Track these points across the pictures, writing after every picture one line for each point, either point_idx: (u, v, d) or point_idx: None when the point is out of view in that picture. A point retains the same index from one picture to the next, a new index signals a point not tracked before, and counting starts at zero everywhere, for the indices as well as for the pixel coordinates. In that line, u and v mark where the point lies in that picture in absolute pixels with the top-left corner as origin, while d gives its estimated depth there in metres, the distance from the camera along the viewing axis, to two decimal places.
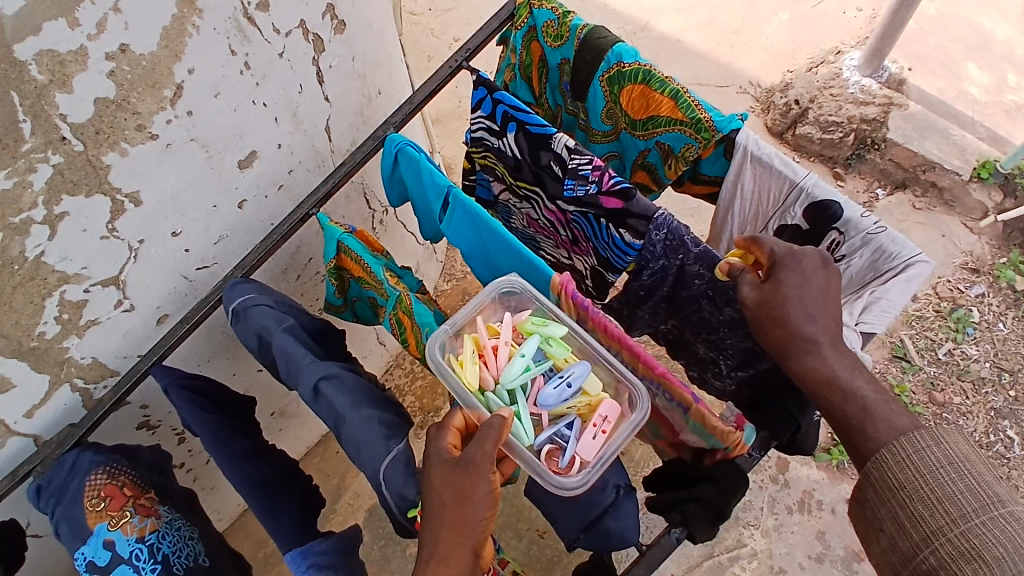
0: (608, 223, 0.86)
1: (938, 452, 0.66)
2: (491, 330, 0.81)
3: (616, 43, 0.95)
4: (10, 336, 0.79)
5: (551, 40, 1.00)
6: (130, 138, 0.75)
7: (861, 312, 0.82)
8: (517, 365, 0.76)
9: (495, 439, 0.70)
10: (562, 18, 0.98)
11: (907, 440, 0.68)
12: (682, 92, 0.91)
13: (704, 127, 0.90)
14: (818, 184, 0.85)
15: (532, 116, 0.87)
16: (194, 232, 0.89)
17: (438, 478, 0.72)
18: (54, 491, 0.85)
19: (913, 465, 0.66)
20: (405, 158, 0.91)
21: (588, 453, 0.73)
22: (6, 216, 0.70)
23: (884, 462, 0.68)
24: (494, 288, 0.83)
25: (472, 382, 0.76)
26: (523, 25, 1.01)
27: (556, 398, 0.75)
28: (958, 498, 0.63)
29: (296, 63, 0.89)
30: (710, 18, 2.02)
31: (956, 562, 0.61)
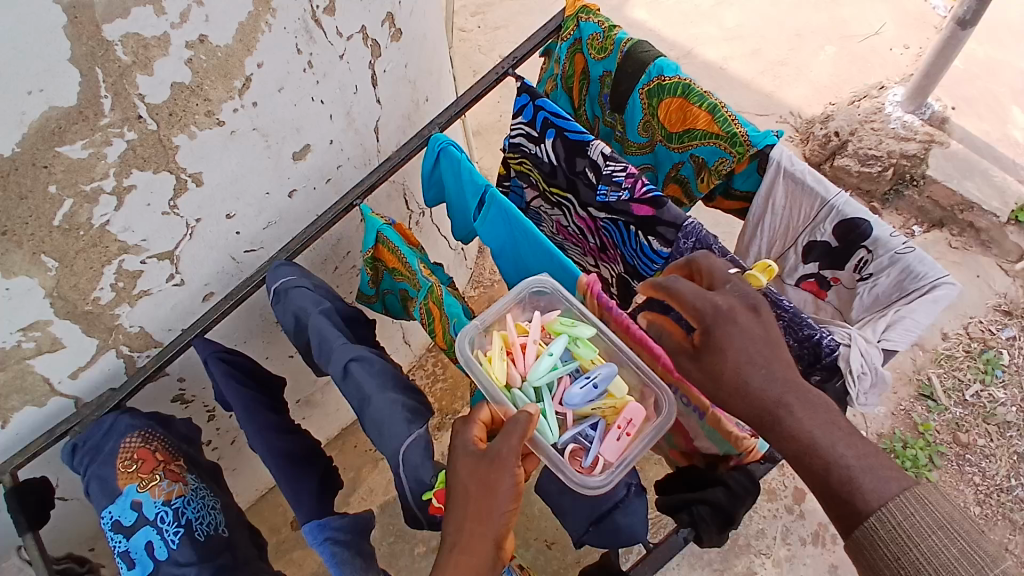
0: (638, 231, 0.89)
1: (927, 516, 0.64)
2: (521, 328, 0.84)
3: (658, 57, 0.98)
4: (68, 299, 0.84)
5: (595, 52, 1.03)
6: (200, 122, 0.80)
7: (884, 329, 0.82)
8: (545, 363, 0.79)
9: (520, 435, 0.72)
10: (608, 31, 1.02)
11: (897, 505, 0.65)
12: (720, 106, 0.93)
13: (739, 142, 0.93)
14: (849, 202, 0.86)
15: (571, 122, 0.90)
16: (246, 216, 0.94)
17: (463, 470, 0.74)
18: (90, 450, 0.90)
19: (905, 534, 0.64)
20: (447, 158, 0.95)
21: (611, 454, 0.78)
22: (79, 183, 0.75)
23: (875, 532, 0.65)
24: (526, 287, 0.85)
25: (500, 378, 0.79)
26: (569, 37, 1.05)
27: (581, 398, 0.79)
28: (954, 565, 0.61)
29: (354, 66, 0.94)
30: (755, 48, 2.05)
31: None
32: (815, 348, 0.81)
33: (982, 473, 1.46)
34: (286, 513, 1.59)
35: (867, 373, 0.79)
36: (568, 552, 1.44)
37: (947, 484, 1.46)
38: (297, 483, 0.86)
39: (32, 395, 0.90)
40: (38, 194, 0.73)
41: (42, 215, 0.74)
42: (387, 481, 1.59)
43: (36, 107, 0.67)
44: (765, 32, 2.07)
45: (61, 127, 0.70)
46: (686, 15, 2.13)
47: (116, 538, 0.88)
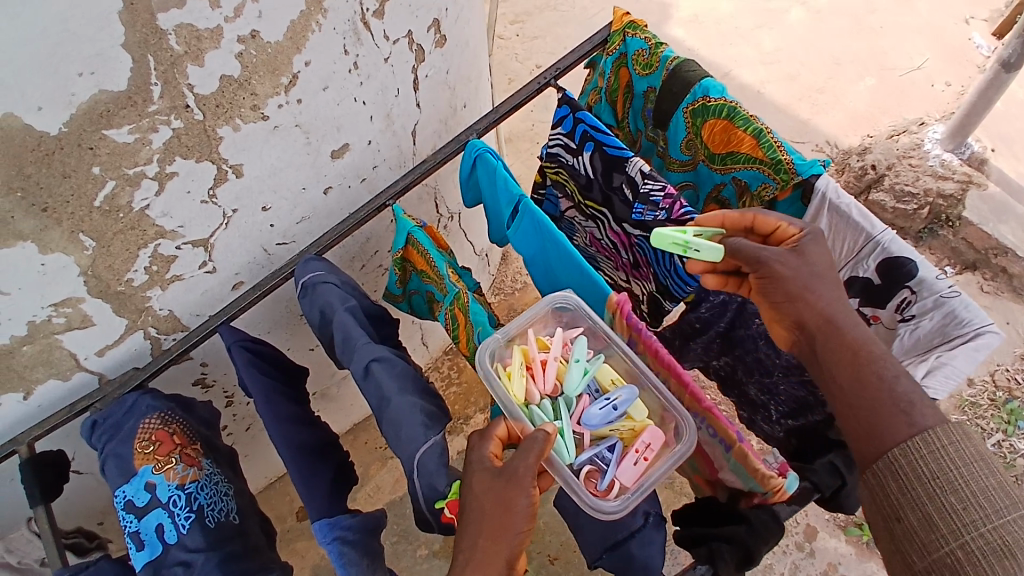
0: (672, 251, 0.89)
1: (970, 446, 0.69)
2: (542, 344, 0.85)
3: (704, 78, 0.97)
4: (102, 278, 0.85)
5: (641, 68, 1.03)
6: (245, 115, 0.81)
7: (924, 374, 0.81)
8: (575, 371, 0.81)
9: (538, 452, 0.72)
10: (654, 48, 1.00)
11: (943, 431, 0.70)
12: (765, 132, 0.92)
13: (784, 169, 0.92)
14: (895, 240, 0.85)
15: (610, 137, 0.89)
16: (282, 209, 0.95)
17: (478, 485, 0.73)
18: (109, 428, 0.91)
19: (948, 456, 0.69)
20: (482, 164, 0.93)
21: (628, 478, 0.76)
22: (123, 167, 0.76)
23: (916, 450, 0.70)
24: (549, 302, 0.86)
25: (518, 395, 0.80)
26: (615, 51, 1.05)
27: (600, 418, 0.79)
28: (989, 494, 0.67)
29: (398, 69, 0.95)
30: (793, 74, 2.04)
31: (987, 558, 0.65)
32: None
33: None
34: (292, 503, 1.61)
35: None
36: (570, 569, 1.43)
37: None
38: (310, 477, 0.85)
39: (58, 369, 0.92)
40: (82, 174, 0.74)
41: (83, 195, 0.76)
42: (395, 481, 1.59)
43: (87, 90, 0.68)
44: (805, 59, 2.06)
45: (109, 111, 0.71)
46: (725, 37, 2.12)
47: (127, 518, 0.88)
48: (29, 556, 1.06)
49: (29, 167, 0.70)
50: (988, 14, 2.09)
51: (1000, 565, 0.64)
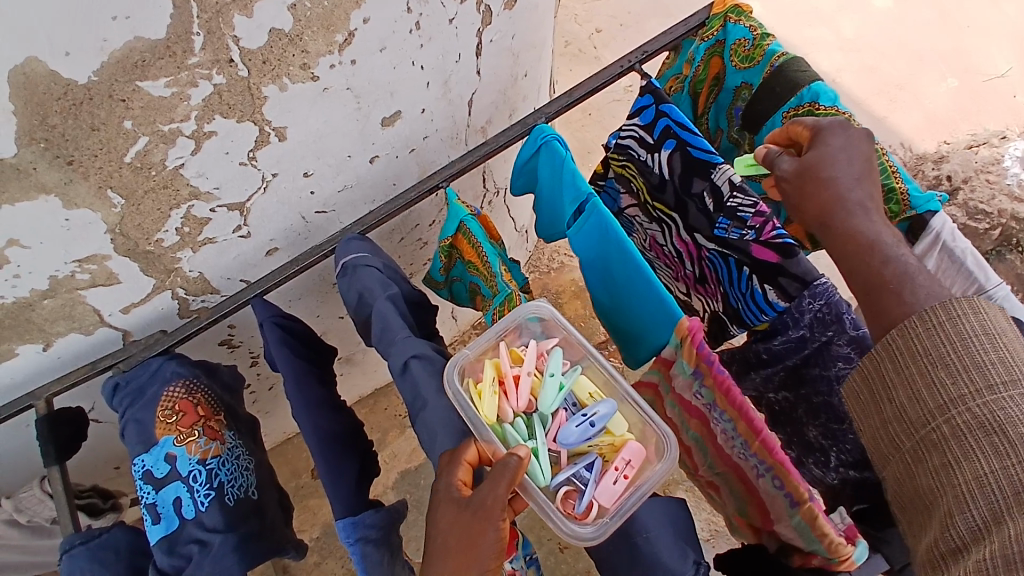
0: (752, 274, 0.82)
1: (975, 320, 0.64)
2: (514, 357, 0.78)
3: (814, 81, 0.88)
4: (130, 237, 0.80)
5: (739, 61, 0.93)
6: (293, 74, 0.73)
7: None
8: (550, 387, 0.75)
9: (509, 479, 0.67)
10: (759, 39, 0.91)
11: (943, 308, 0.65)
12: (882, 154, 0.86)
13: (896, 199, 0.87)
14: (1007, 296, 0.81)
15: (698, 138, 0.80)
16: (324, 175, 0.88)
17: (444, 519, 0.69)
18: (131, 392, 0.87)
19: (945, 331, 0.64)
20: (548, 153, 0.84)
21: (607, 499, 0.71)
22: (158, 123, 0.69)
23: (913, 329, 0.66)
24: (522, 312, 0.80)
25: (490, 415, 0.75)
26: (711, 38, 0.94)
27: (577, 436, 0.73)
28: (985, 368, 0.62)
29: (462, 32, 0.86)
30: (874, 65, 1.88)
31: (973, 433, 0.61)
32: None
33: None
34: (308, 460, 1.59)
35: None
36: (579, 560, 1.40)
37: None
38: (338, 470, 0.81)
39: (81, 324, 0.88)
40: (112, 128, 0.67)
41: (113, 150, 0.69)
42: (412, 450, 1.56)
43: (121, 35, 0.60)
44: (886, 49, 1.90)
45: (145, 61, 0.63)
46: (803, 16, 1.95)
47: (144, 489, 0.84)
48: (41, 514, 1.02)
49: (54, 117, 0.63)
50: None
51: (987, 442, 0.60)
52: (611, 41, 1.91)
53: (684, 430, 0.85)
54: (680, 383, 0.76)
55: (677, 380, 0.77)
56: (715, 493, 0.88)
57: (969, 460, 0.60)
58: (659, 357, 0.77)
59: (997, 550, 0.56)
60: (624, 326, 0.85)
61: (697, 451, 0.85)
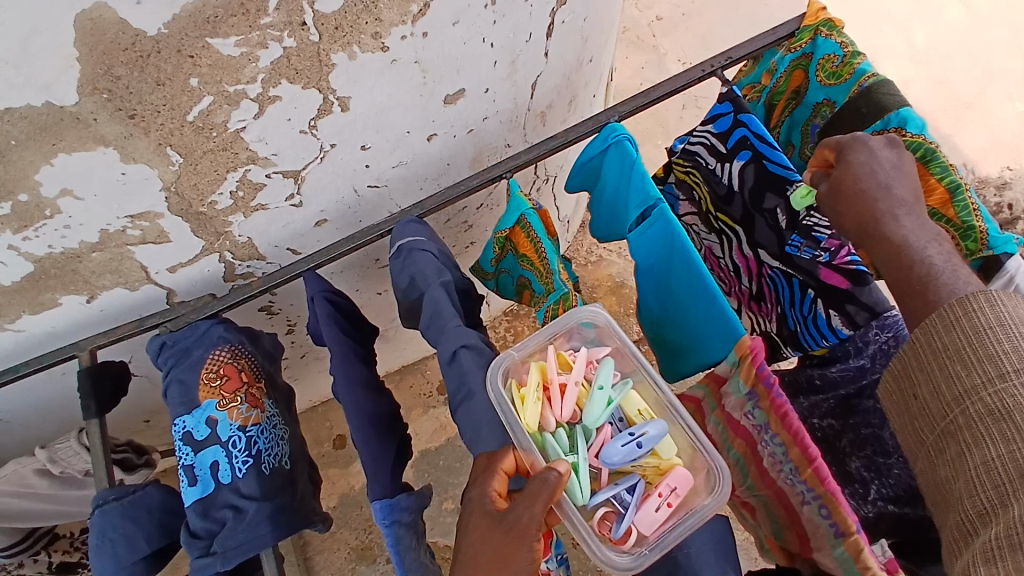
0: (817, 298, 0.82)
1: (991, 312, 0.58)
2: (562, 362, 0.76)
3: (903, 106, 0.83)
4: (185, 197, 0.79)
5: (824, 76, 0.89)
6: (364, 43, 0.70)
7: None
8: (597, 401, 0.71)
9: (546, 498, 0.65)
10: (850, 56, 0.87)
11: (960, 303, 0.60)
12: (964, 189, 0.80)
13: (974, 237, 0.81)
14: None
15: (775, 152, 0.78)
16: (381, 150, 0.86)
17: (476, 531, 0.68)
18: (177, 352, 0.87)
19: (961, 326, 0.59)
20: (617, 152, 0.81)
21: (646, 526, 0.69)
22: (223, 83, 0.67)
23: (933, 325, 0.61)
24: (575, 316, 0.78)
25: (531, 423, 0.72)
26: (798, 49, 0.90)
27: (622, 456, 0.70)
28: (1000, 356, 0.56)
29: (536, 11, 0.82)
30: (941, 79, 1.80)
31: (983, 422, 0.56)
32: None
33: None
34: (331, 431, 1.59)
35: None
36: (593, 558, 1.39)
37: None
38: (377, 451, 0.79)
39: (128, 279, 0.88)
40: (177, 84, 0.65)
41: (177, 107, 0.67)
42: (434, 431, 1.56)
43: None
44: (957, 64, 1.82)
45: (217, 17, 0.61)
46: (874, 20, 1.86)
47: (183, 450, 0.84)
48: (73, 467, 1.01)
49: (119, 67, 0.61)
50: None
51: (996, 429, 0.55)
52: (671, 31, 1.86)
53: (725, 448, 0.81)
54: (731, 402, 0.73)
55: (728, 400, 0.74)
56: (749, 513, 0.85)
57: (979, 448, 0.56)
58: (712, 373, 0.74)
59: (1000, 533, 0.52)
60: (674, 339, 0.82)
61: (735, 471, 0.81)
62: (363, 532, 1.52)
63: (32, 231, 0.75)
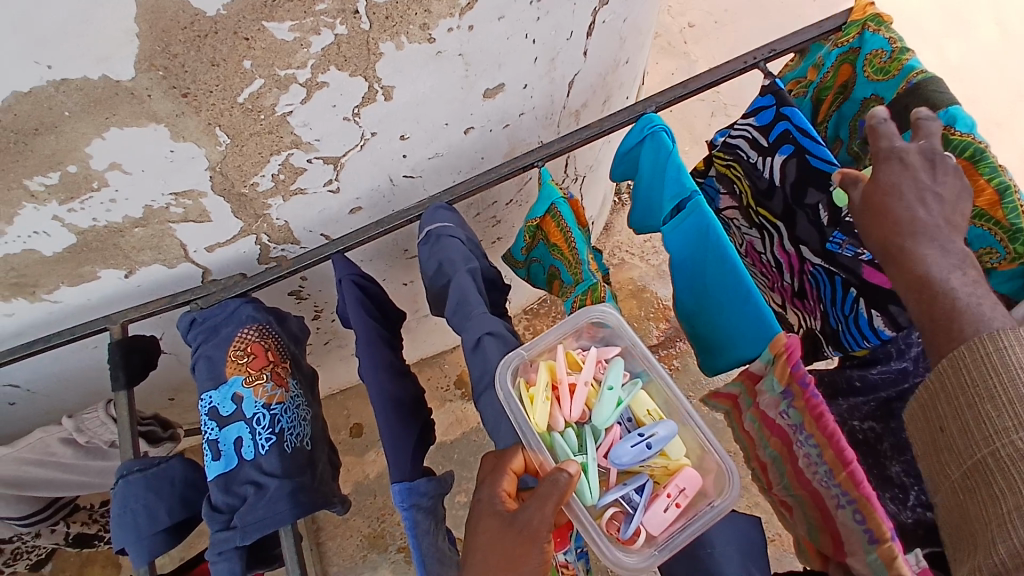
0: (859, 296, 0.82)
1: (1022, 354, 0.60)
2: (572, 362, 0.77)
3: (952, 104, 0.81)
4: (228, 177, 0.81)
5: (872, 71, 0.88)
6: (412, 33, 0.72)
7: None
8: (608, 402, 0.73)
9: (556, 500, 0.66)
10: (897, 52, 0.86)
11: (989, 340, 0.61)
12: (1013, 191, 0.77)
13: (1023, 241, 0.78)
14: None
15: (818, 147, 0.77)
16: (418, 141, 0.87)
17: (486, 531, 0.70)
18: (206, 329, 0.90)
19: (992, 364, 0.61)
20: (653, 144, 0.82)
21: (655, 527, 0.70)
22: (275, 67, 0.69)
23: (962, 359, 0.62)
24: (584, 315, 0.79)
25: (540, 423, 0.73)
26: (845, 44, 0.90)
27: (631, 457, 0.71)
28: None
29: (579, 10, 0.83)
30: (977, 98, 1.79)
31: (1014, 463, 0.58)
32: None
33: None
34: (348, 419, 1.61)
35: None
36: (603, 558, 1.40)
37: None
38: (400, 435, 0.81)
39: (166, 256, 0.90)
40: (231, 65, 0.67)
41: (229, 88, 0.69)
42: (450, 424, 1.57)
43: None
44: (993, 82, 1.81)
45: (274, 2, 0.63)
46: (909, 35, 1.85)
47: (208, 425, 0.86)
48: (100, 436, 1.02)
49: (177, 46, 0.63)
50: None
51: None
52: (703, 38, 1.86)
53: (762, 446, 0.83)
54: (766, 400, 0.74)
55: (763, 397, 0.74)
56: (787, 512, 0.86)
57: (1010, 490, 0.58)
58: (747, 370, 0.73)
59: None
60: (708, 334, 0.82)
61: (773, 468, 0.83)
62: (376, 521, 1.54)
63: (78, 203, 0.77)
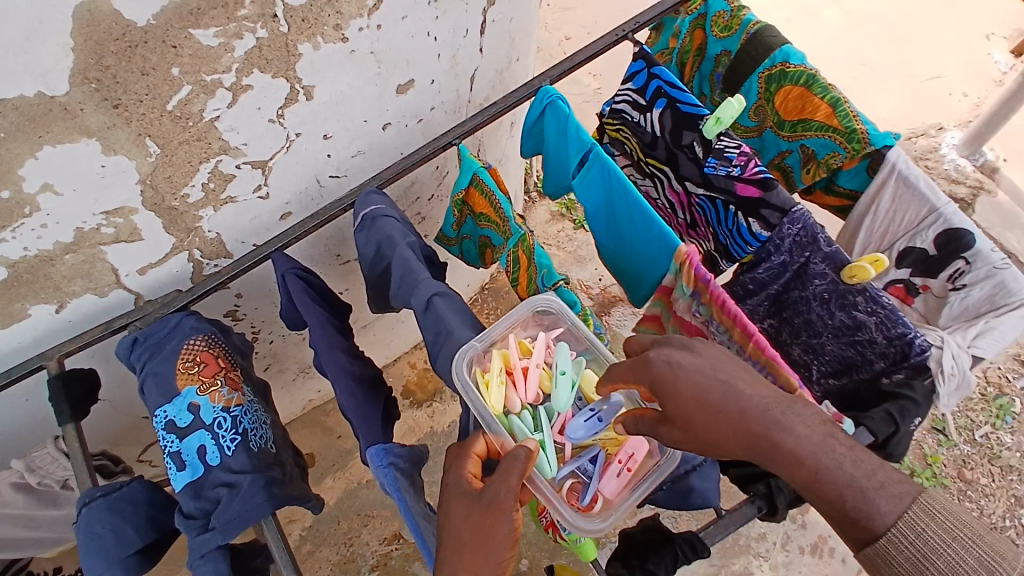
0: (738, 210, 0.95)
1: (936, 526, 0.64)
2: (524, 349, 0.85)
3: (784, 45, 1.08)
4: (158, 190, 0.83)
5: (720, 30, 1.15)
6: (327, 34, 0.79)
7: (973, 337, 0.91)
8: (563, 384, 0.81)
9: (518, 472, 0.71)
10: (735, 11, 1.13)
11: (907, 525, 0.64)
12: (842, 101, 1.02)
13: (857, 138, 1.02)
14: (957, 213, 0.93)
15: (685, 95, 0.95)
16: (341, 140, 0.93)
17: (458, 513, 0.73)
18: (150, 346, 0.88)
19: (919, 549, 0.64)
20: (553, 112, 0.94)
21: (610, 491, 0.79)
22: (202, 73, 0.74)
23: (888, 552, 0.65)
24: (531, 305, 0.87)
25: (497, 406, 0.81)
26: (696, 12, 1.16)
27: (585, 432, 0.80)
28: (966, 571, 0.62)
29: (471, 8, 0.93)
30: (823, 70, 2.08)
31: None
32: (905, 347, 0.90)
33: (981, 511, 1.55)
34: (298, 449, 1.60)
35: (955, 375, 0.88)
36: None
37: None
38: (366, 410, 0.85)
39: (97, 284, 0.90)
40: (160, 73, 0.71)
41: (158, 96, 0.73)
42: (404, 434, 1.59)
43: None
44: (832, 57, 2.10)
45: (199, 10, 0.69)
46: None
47: (168, 439, 0.86)
48: (53, 474, 1.00)
49: (109, 57, 0.67)
50: (1010, 32, 2.15)
51: None
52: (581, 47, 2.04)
53: None
54: (680, 306, 0.89)
55: (678, 304, 0.90)
56: None
57: None
58: (660, 287, 0.90)
59: None
60: (626, 268, 0.95)
61: None
62: (344, 546, 1.51)
63: (8, 232, 0.77)
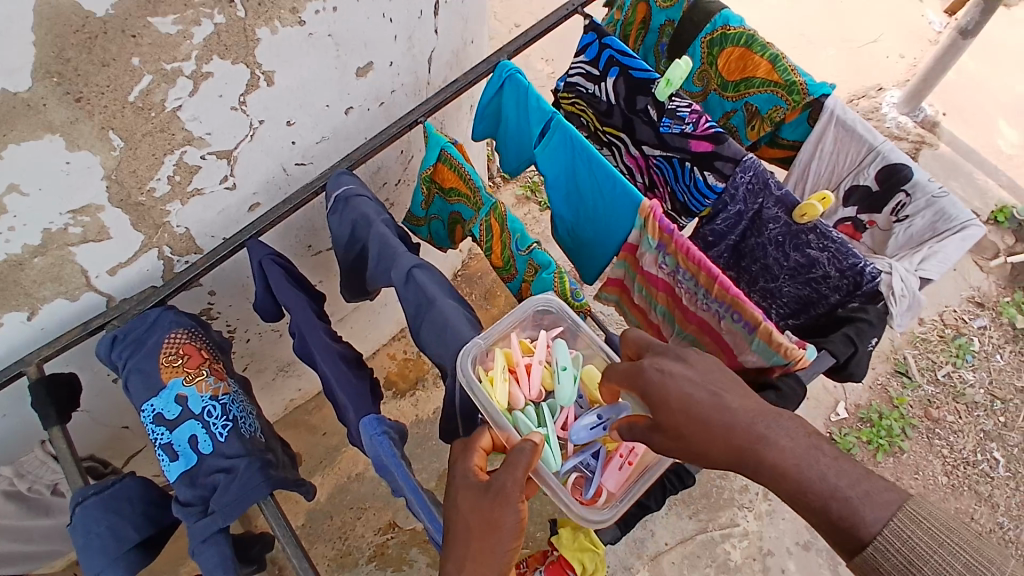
0: (693, 166, 1.00)
1: (923, 534, 0.62)
2: (525, 347, 0.88)
3: (723, 10, 1.13)
4: (124, 186, 0.83)
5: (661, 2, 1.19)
6: (284, 17, 0.80)
7: (920, 261, 0.95)
8: (565, 378, 0.83)
9: (525, 464, 0.72)
10: None
11: (893, 533, 0.62)
12: (780, 57, 1.08)
13: (797, 91, 1.07)
14: (894, 149, 0.99)
15: (635, 61, 0.98)
16: (305, 125, 0.94)
17: (465, 504, 0.73)
18: (131, 343, 0.88)
19: (905, 555, 0.62)
20: (511, 86, 0.95)
21: (613, 484, 0.83)
22: (161, 61, 0.74)
23: (876, 561, 0.63)
24: (532, 306, 0.90)
25: (502, 401, 0.82)
26: None
27: (588, 434, 0.83)
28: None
29: None
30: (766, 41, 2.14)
31: None
32: (857, 277, 0.93)
33: (950, 446, 1.63)
34: None
35: (906, 296, 0.92)
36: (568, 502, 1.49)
37: (917, 453, 1.62)
38: (354, 390, 0.86)
39: (68, 287, 0.89)
40: (120, 64, 0.71)
41: (119, 87, 0.73)
42: None
43: None
44: (774, 28, 2.18)
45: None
46: None
47: (157, 432, 0.86)
48: (42, 479, 1.02)
49: (69, 50, 0.67)
50: None
51: None
52: None
53: (653, 310, 1.03)
54: (646, 260, 0.92)
55: (644, 258, 0.93)
56: None
57: None
58: (625, 246, 0.93)
59: None
60: (589, 236, 0.98)
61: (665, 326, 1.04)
62: (339, 541, 1.52)
63: None
